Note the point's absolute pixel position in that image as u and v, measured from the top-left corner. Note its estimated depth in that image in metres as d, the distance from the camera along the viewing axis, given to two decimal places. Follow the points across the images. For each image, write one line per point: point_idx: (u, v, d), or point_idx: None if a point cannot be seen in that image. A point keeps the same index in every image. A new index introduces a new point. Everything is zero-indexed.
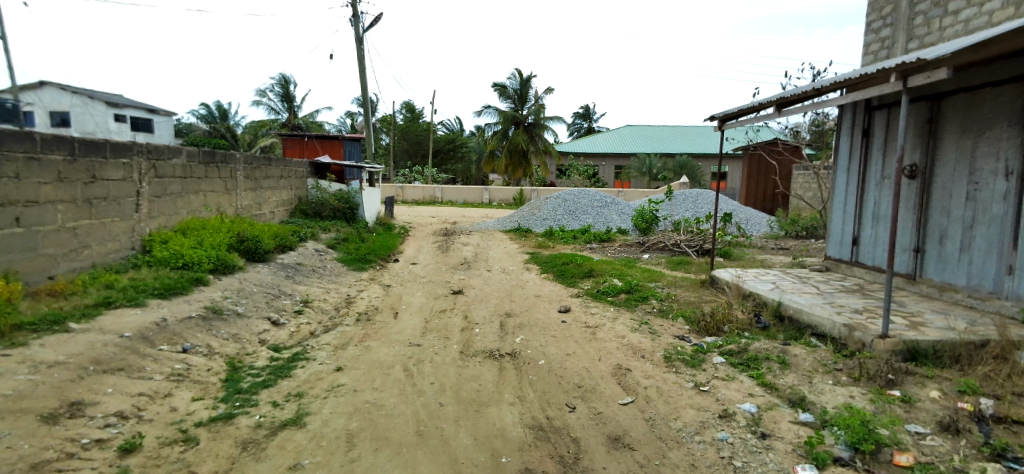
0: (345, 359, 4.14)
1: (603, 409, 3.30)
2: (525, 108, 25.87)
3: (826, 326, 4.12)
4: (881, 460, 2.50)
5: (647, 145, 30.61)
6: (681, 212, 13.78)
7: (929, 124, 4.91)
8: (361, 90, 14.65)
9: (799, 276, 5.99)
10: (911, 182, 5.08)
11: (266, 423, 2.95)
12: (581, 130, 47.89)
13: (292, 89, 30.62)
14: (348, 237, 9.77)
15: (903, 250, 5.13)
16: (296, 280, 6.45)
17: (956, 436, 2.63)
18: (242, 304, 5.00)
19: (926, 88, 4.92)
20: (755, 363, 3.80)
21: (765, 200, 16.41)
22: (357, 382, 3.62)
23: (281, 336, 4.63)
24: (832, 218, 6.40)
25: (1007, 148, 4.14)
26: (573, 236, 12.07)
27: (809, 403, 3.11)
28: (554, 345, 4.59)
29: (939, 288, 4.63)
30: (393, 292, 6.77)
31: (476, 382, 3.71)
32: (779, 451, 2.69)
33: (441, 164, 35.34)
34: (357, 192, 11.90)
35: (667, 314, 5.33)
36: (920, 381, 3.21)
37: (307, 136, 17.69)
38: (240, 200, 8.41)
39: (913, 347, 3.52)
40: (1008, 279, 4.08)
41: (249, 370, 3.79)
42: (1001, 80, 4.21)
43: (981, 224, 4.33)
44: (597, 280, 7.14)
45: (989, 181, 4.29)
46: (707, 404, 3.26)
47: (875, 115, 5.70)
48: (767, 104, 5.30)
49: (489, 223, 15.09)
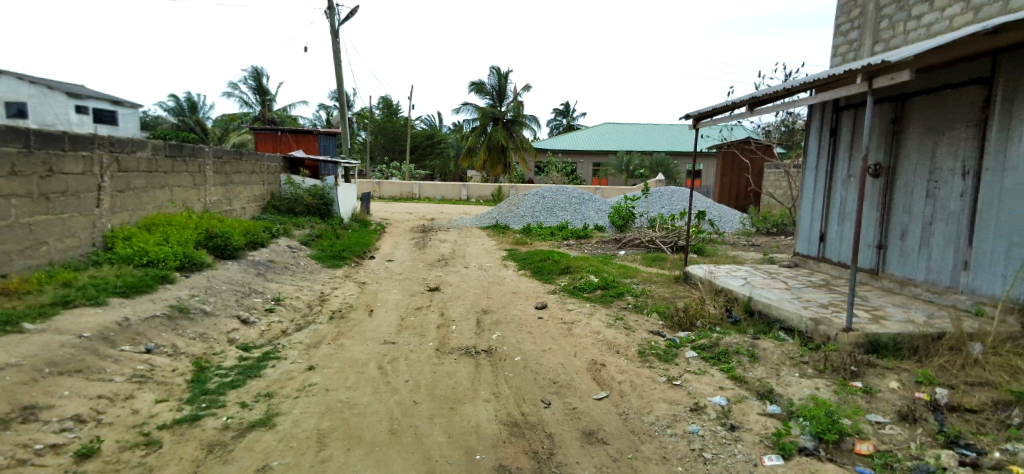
0: (317, 357, 4.08)
1: (578, 404, 3.33)
2: (504, 105, 25.84)
3: (794, 320, 4.24)
4: (843, 449, 2.60)
5: (625, 142, 30.98)
6: (657, 209, 14.00)
7: (893, 125, 5.07)
8: (337, 84, 14.47)
9: (768, 271, 6.14)
10: (875, 180, 5.24)
11: (234, 424, 2.88)
12: (560, 127, 48.27)
13: (266, 81, 30.02)
14: (322, 233, 9.62)
15: (868, 246, 5.30)
16: (267, 278, 6.30)
17: (913, 425, 2.74)
18: (210, 303, 4.87)
19: (891, 89, 5.08)
20: (726, 356, 3.88)
21: (738, 198, 16.77)
22: (330, 381, 3.57)
23: (251, 335, 4.53)
24: (800, 215, 6.55)
25: (966, 148, 4.30)
26: (550, 233, 12.12)
27: (776, 395, 3.20)
28: (530, 342, 4.60)
29: (900, 282, 4.81)
30: (368, 290, 6.68)
31: (451, 379, 3.70)
32: (747, 443, 2.76)
33: (419, 160, 35.06)
34: (332, 188, 11.67)
35: (642, 310, 5.41)
36: (881, 373, 3.33)
37: (279, 130, 17.45)
38: (209, 195, 8.19)
39: (874, 339, 3.64)
40: (963, 274, 4.25)
41: (217, 370, 3.69)
42: (961, 82, 4.36)
43: (939, 221, 4.50)
44: (574, 276, 7.18)
45: (948, 179, 4.45)
46: (679, 398, 3.32)
47: (842, 115, 5.87)
48: (740, 103, 5.41)
49: (467, 219, 15.04)
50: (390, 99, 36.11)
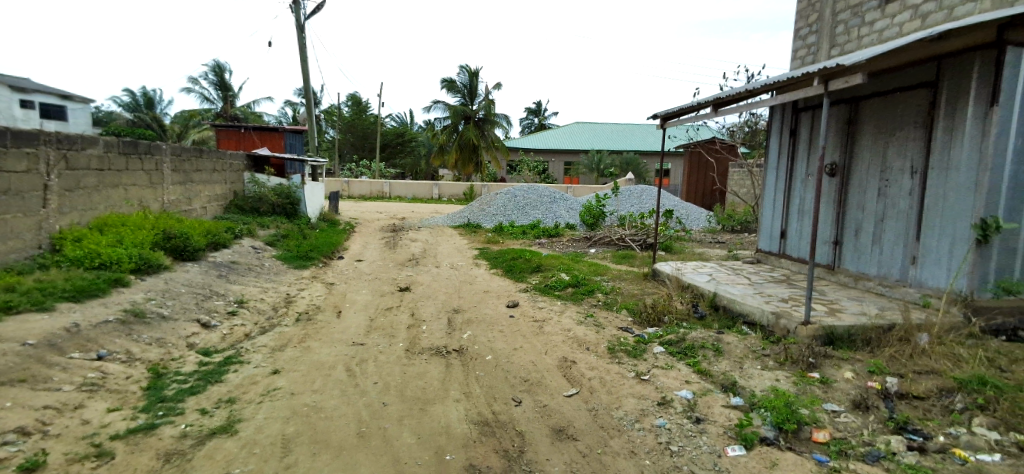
0: (282, 361, 3.98)
1: (549, 402, 3.35)
2: (475, 104, 25.74)
3: (756, 314, 4.37)
4: (801, 438, 2.70)
5: (595, 142, 31.32)
6: (627, 208, 14.21)
7: (848, 126, 5.28)
8: (303, 80, 14.16)
9: (732, 267, 6.31)
10: (831, 179, 5.46)
11: (193, 432, 2.79)
12: (532, 126, 48.46)
13: (228, 77, 29.11)
14: (289, 233, 9.40)
15: (824, 242, 5.51)
16: (229, 280, 6.12)
17: (866, 413, 2.86)
18: (168, 306, 4.70)
19: (846, 92, 5.29)
20: (692, 351, 3.98)
21: (704, 196, 17.18)
22: (295, 385, 3.49)
23: (212, 339, 4.38)
24: (762, 213, 6.76)
25: (913, 148, 4.51)
26: (522, 232, 12.15)
27: (739, 387, 3.29)
28: (501, 340, 4.61)
29: (855, 277, 5.02)
30: (336, 290, 6.57)
31: (421, 380, 3.67)
32: (712, 434, 2.83)
33: (389, 158, 34.63)
34: (299, 187, 11.40)
35: (612, 307, 5.48)
36: (837, 364, 3.46)
37: (242, 127, 16.96)
38: (167, 194, 7.88)
39: (830, 332, 3.79)
40: (912, 268, 4.46)
41: (176, 377, 3.56)
42: (909, 85, 4.57)
43: (890, 218, 4.71)
44: (546, 274, 7.23)
45: (897, 177, 4.66)
46: (647, 392, 3.38)
47: (801, 116, 6.07)
48: (705, 104, 5.54)
49: (438, 218, 14.93)
50: (359, 96, 35.52)
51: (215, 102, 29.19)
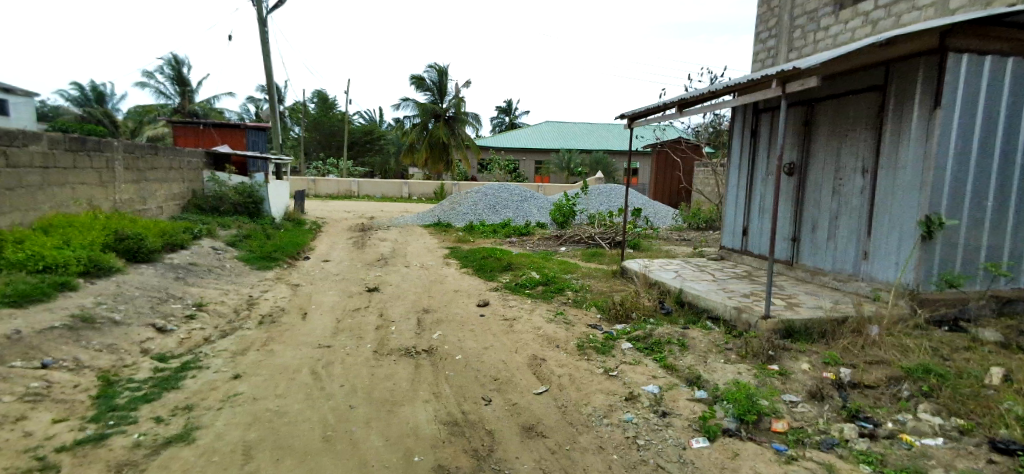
0: (244, 365, 3.87)
1: (518, 400, 3.36)
2: (445, 102, 25.54)
3: (720, 309, 4.49)
4: (762, 428, 2.79)
5: (565, 141, 31.54)
6: (596, 206, 14.37)
7: (804, 126, 5.47)
8: (266, 75, 13.76)
9: (697, 264, 6.46)
10: (789, 178, 5.64)
11: (147, 441, 2.68)
12: (503, 125, 48.47)
13: (185, 71, 28.06)
14: (251, 233, 9.13)
15: (783, 238, 5.71)
16: (187, 282, 5.90)
17: (821, 402, 2.98)
18: (120, 311, 4.49)
19: (803, 94, 5.48)
20: (659, 346, 4.05)
21: (671, 194, 17.53)
22: (257, 390, 3.39)
23: (168, 344, 4.22)
24: (726, 210, 6.94)
25: (864, 149, 4.71)
26: (493, 230, 12.13)
27: (703, 381, 3.38)
28: (471, 340, 4.59)
29: (811, 272, 5.21)
30: (302, 292, 6.42)
31: (389, 381, 3.62)
32: (677, 427, 2.89)
33: (357, 157, 34.04)
34: (262, 186, 11.08)
35: (582, 305, 5.54)
36: (795, 356, 3.59)
37: (201, 124, 16.39)
38: (119, 193, 7.54)
39: (789, 325, 3.92)
40: (864, 263, 4.66)
41: (129, 384, 3.41)
42: (860, 88, 4.76)
43: (844, 216, 4.91)
44: (516, 273, 7.24)
45: (850, 176, 4.86)
46: (615, 388, 3.42)
47: (761, 117, 6.26)
48: (670, 104, 5.65)
49: (408, 217, 14.76)
50: (325, 92, 34.77)
51: (171, 97, 28.08)
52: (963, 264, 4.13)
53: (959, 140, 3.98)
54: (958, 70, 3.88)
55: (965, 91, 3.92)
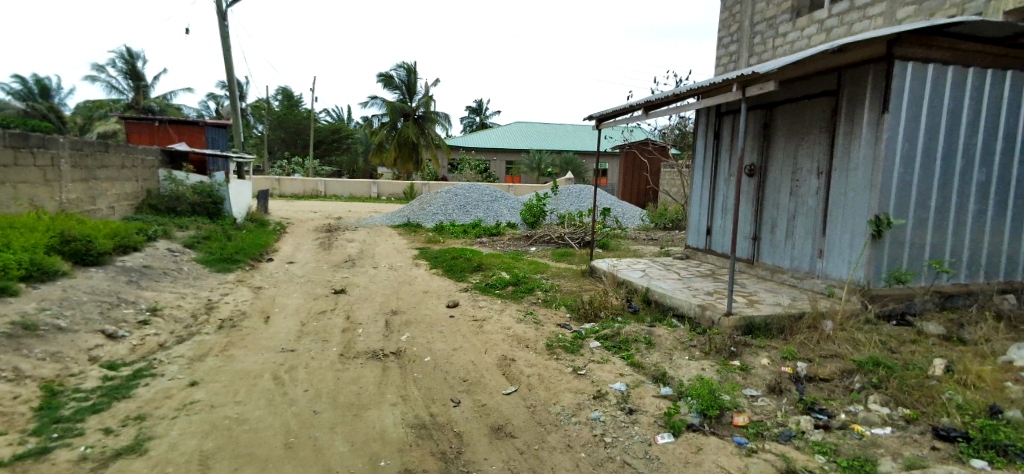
0: (201, 372, 3.73)
1: (487, 401, 3.35)
2: (414, 101, 25.29)
3: (684, 307, 4.59)
4: (724, 422, 2.86)
5: (535, 141, 31.69)
6: (566, 207, 14.48)
7: (764, 129, 5.65)
8: (227, 71, 13.33)
9: (664, 263, 6.58)
10: (750, 179, 5.82)
11: (94, 454, 2.55)
12: (473, 125, 48.35)
13: (139, 65, 26.91)
14: (211, 235, 8.81)
15: (744, 238, 5.88)
16: (141, 286, 5.65)
17: (780, 396, 3.08)
18: (66, 317, 4.26)
19: (762, 98, 5.65)
20: (626, 344, 4.11)
21: (638, 195, 17.83)
22: (216, 397, 3.28)
23: (119, 351, 4.03)
24: (691, 210, 7.09)
25: (819, 151, 4.89)
26: (463, 231, 12.08)
27: (669, 378, 3.44)
28: (440, 341, 4.56)
29: (771, 269, 5.39)
30: (265, 295, 6.24)
31: (356, 385, 3.56)
32: (643, 424, 2.94)
33: (324, 156, 33.34)
34: (222, 185, 10.73)
35: (551, 304, 5.57)
36: (755, 352, 3.70)
37: (156, 120, 15.76)
38: (66, 193, 7.16)
39: (750, 322, 4.04)
40: (819, 261, 4.84)
41: (75, 394, 3.24)
42: (815, 93, 4.94)
43: (800, 215, 5.09)
44: (486, 273, 7.23)
45: (806, 178, 5.04)
46: (583, 387, 3.46)
47: (724, 119, 6.43)
48: (637, 106, 5.74)
49: (376, 217, 14.55)
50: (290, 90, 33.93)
51: (125, 93, 26.89)
52: (909, 261, 4.34)
53: (905, 143, 4.19)
54: (903, 77, 4.09)
55: (909, 97, 4.13)
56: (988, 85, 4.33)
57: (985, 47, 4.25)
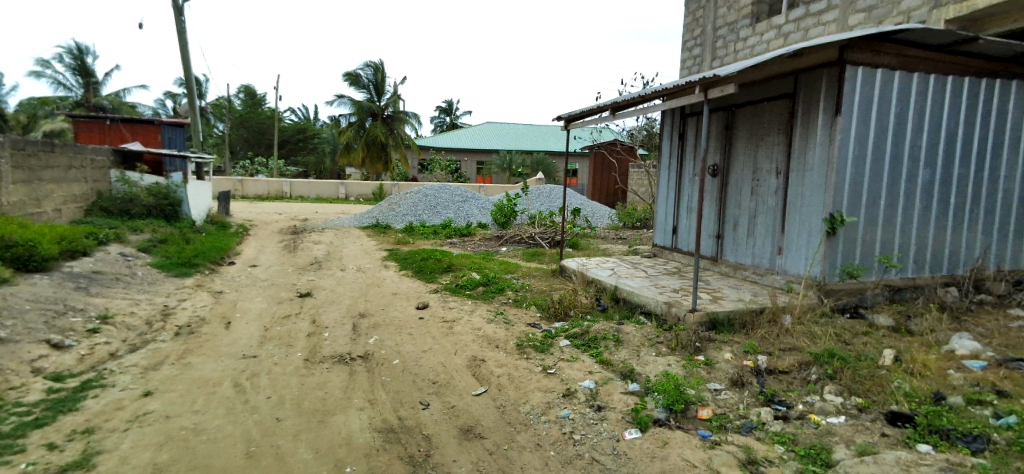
0: (156, 381, 3.58)
1: (457, 402, 3.33)
2: (382, 100, 25.02)
3: (651, 304, 4.66)
4: (689, 416, 2.92)
5: (505, 141, 31.70)
6: (537, 206, 14.54)
7: (726, 130, 5.80)
8: (184, 68, 12.87)
9: (632, 262, 6.68)
10: (713, 179, 5.96)
11: (37, 471, 2.41)
12: (444, 125, 48.04)
13: (88, 61, 25.69)
14: (168, 238, 8.48)
15: (709, 236, 6.02)
16: (90, 293, 5.38)
17: (742, 389, 3.16)
18: (6, 327, 4.02)
19: (724, 100, 5.80)
20: (595, 342, 4.16)
21: (607, 195, 18.05)
22: (171, 407, 3.15)
23: (65, 362, 3.82)
24: (658, 210, 7.21)
25: (778, 152, 5.05)
26: (434, 231, 11.97)
27: (636, 374, 3.49)
28: (409, 343, 4.50)
29: (734, 267, 5.53)
30: (226, 299, 6.04)
31: (321, 390, 3.48)
32: (611, 421, 2.97)
33: (289, 156, 32.52)
34: (179, 186, 10.33)
35: (521, 304, 5.58)
36: (719, 346, 3.80)
37: (108, 119, 15.13)
38: (6, 195, 6.77)
39: (713, 318, 4.14)
40: (779, 258, 5.00)
41: (16, 409, 3.06)
42: (773, 96, 5.10)
43: (761, 214, 5.25)
44: (457, 274, 7.19)
45: (766, 178, 5.20)
46: (553, 385, 3.47)
47: (688, 121, 6.57)
48: (604, 107, 5.81)
49: (344, 219, 14.28)
50: (252, 88, 32.98)
51: (73, 89, 25.60)
52: (861, 257, 4.53)
53: (856, 144, 4.37)
54: (854, 81, 4.27)
55: (859, 100, 4.32)
56: (932, 89, 4.56)
57: (928, 53, 4.47)
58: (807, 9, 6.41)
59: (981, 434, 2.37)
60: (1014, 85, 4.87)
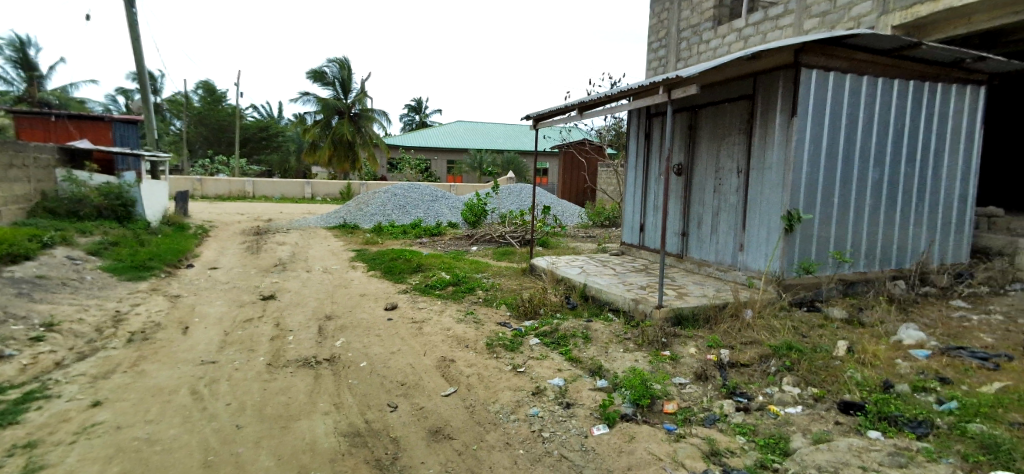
0: (106, 390, 3.41)
1: (426, 403, 3.29)
2: (348, 97, 24.62)
3: (619, 301, 4.73)
4: (655, 411, 2.97)
5: (475, 141, 31.60)
6: (507, 206, 14.56)
7: (689, 130, 5.92)
8: (137, 63, 12.35)
9: (601, 260, 6.75)
10: (678, 177, 6.08)
11: None
12: (413, 124, 47.54)
13: (32, 53, 24.36)
14: (120, 240, 8.11)
15: (674, 234, 6.14)
16: (34, 299, 5.09)
17: (706, 382, 3.24)
18: None
19: (687, 100, 5.92)
20: (564, 340, 4.18)
21: (576, 194, 18.25)
22: (122, 417, 3.01)
23: (5, 373, 3.61)
24: (625, 208, 7.31)
25: (739, 151, 5.19)
26: (403, 231, 11.83)
27: (604, 371, 3.53)
28: (377, 345, 4.43)
29: (698, 263, 5.66)
30: (183, 304, 5.81)
31: (285, 395, 3.39)
32: (579, 417, 2.99)
33: (252, 155, 31.55)
34: (132, 185, 9.89)
35: (492, 303, 5.57)
36: (684, 341, 3.88)
37: (53, 115, 14.41)
38: None
39: (679, 313, 4.23)
40: (740, 255, 5.14)
41: None
42: (733, 97, 5.24)
43: (724, 212, 5.38)
44: (426, 274, 7.12)
45: (728, 176, 5.33)
46: (522, 384, 3.47)
47: (653, 120, 6.69)
48: (572, 106, 5.86)
49: (310, 219, 13.97)
50: (212, 84, 31.87)
51: (16, 84, 24.21)
52: (817, 253, 4.71)
53: (811, 144, 4.54)
54: (808, 83, 4.42)
55: (814, 102, 4.48)
56: (880, 92, 4.77)
57: (877, 57, 4.67)
58: (766, 13, 6.95)
59: (925, 419, 2.49)
60: (954, 89, 5.14)
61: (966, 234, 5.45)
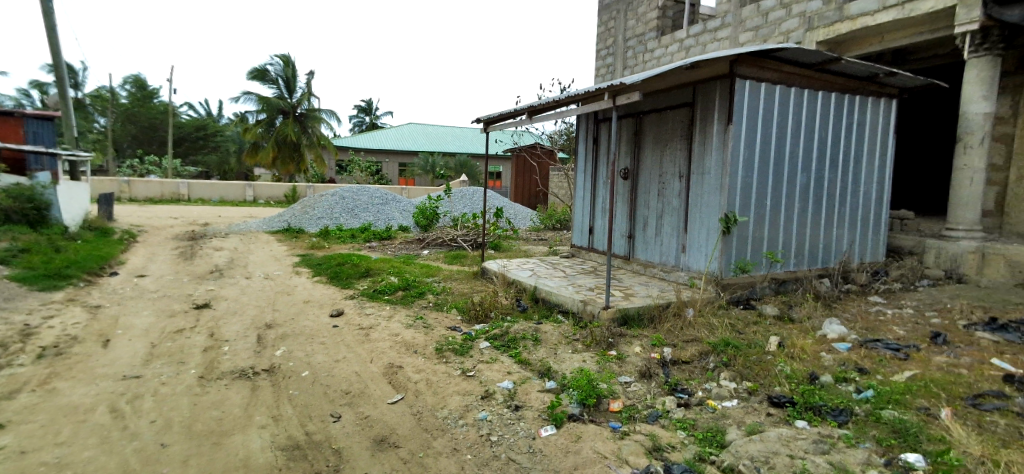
0: (10, 412, 3.10)
1: (371, 412, 3.20)
2: (293, 96, 23.74)
3: (569, 303, 4.78)
4: (601, 410, 3.02)
5: (427, 143, 31.24)
6: (459, 209, 14.46)
7: (634, 136, 6.08)
8: (54, 55, 11.43)
9: (551, 262, 6.81)
10: (624, 181, 6.23)
11: None
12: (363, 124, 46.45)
13: None
14: (32, 247, 7.44)
15: (621, 236, 6.28)
16: None
17: (649, 380, 3.32)
18: None
19: (632, 106, 6.08)
20: (514, 342, 4.18)
21: (529, 197, 18.41)
22: (28, 441, 2.74)
23: None
24: (575, 211, 7.41)
25: (680, 156, 5.38)
26: (351, 235, 11.50)
27: (553, 372, 3.55)
28: (321, 353, 4.27)
29: (644, 265, 5.81)
30: (105, 315, 5.40)
31: (218, 409, 3.20)
32: (527, 420, 2.99)
33: (188, 155, 29.82)
34: (47, 186, 9.09)
35: (442, 307, 5.49)
36: (629, 341, 3.96)
37: None
38: None
39: (625, 314, 4.32)
40: (683, 256, 5.32)
41: None
42: (675, 104, 5.42)
43: (667, 215, 5.56)
44: (375, 279, 6.94)
45: (671, 181, 5.51)
46: (471, 388, 3.44)
47: (601, 125, 6.82)
48: (522, 110, 5.88)
49: (252, 223, 13.35)
50: (142, 80, 29.91)
51: None
52: (752, 253, 4.94)
53: (746, 151, 4.77)
54: (742, 92, 4.65)
55: (747, 111, 4.71)
56: (806, 102, 5.08)
57: (803, 70, 4.97)
58: (704, 26, 7.41)
59: (846, 408, 2.66)
60: (869, 101, 5.55)
61: (882, 234, 5.89)
